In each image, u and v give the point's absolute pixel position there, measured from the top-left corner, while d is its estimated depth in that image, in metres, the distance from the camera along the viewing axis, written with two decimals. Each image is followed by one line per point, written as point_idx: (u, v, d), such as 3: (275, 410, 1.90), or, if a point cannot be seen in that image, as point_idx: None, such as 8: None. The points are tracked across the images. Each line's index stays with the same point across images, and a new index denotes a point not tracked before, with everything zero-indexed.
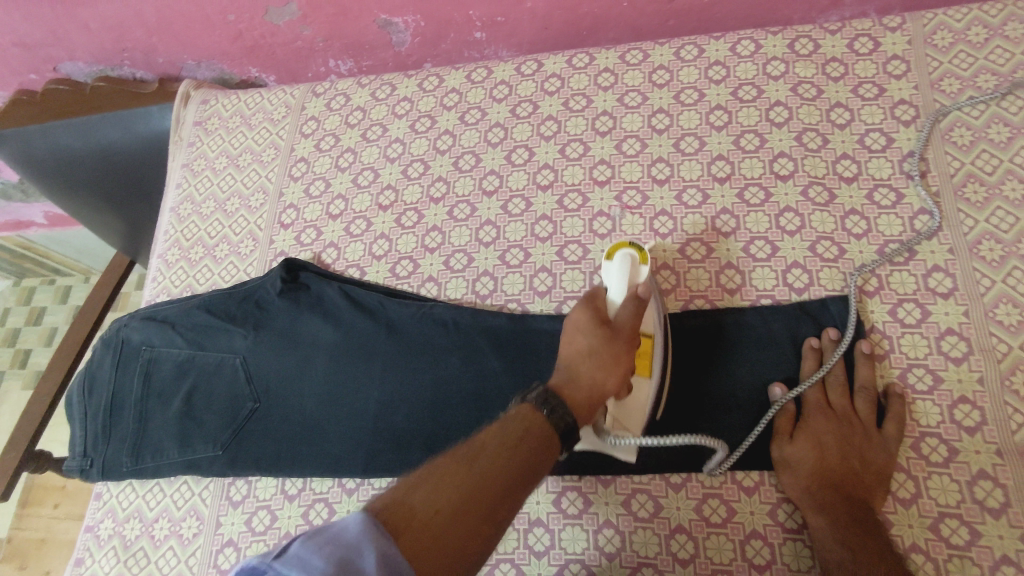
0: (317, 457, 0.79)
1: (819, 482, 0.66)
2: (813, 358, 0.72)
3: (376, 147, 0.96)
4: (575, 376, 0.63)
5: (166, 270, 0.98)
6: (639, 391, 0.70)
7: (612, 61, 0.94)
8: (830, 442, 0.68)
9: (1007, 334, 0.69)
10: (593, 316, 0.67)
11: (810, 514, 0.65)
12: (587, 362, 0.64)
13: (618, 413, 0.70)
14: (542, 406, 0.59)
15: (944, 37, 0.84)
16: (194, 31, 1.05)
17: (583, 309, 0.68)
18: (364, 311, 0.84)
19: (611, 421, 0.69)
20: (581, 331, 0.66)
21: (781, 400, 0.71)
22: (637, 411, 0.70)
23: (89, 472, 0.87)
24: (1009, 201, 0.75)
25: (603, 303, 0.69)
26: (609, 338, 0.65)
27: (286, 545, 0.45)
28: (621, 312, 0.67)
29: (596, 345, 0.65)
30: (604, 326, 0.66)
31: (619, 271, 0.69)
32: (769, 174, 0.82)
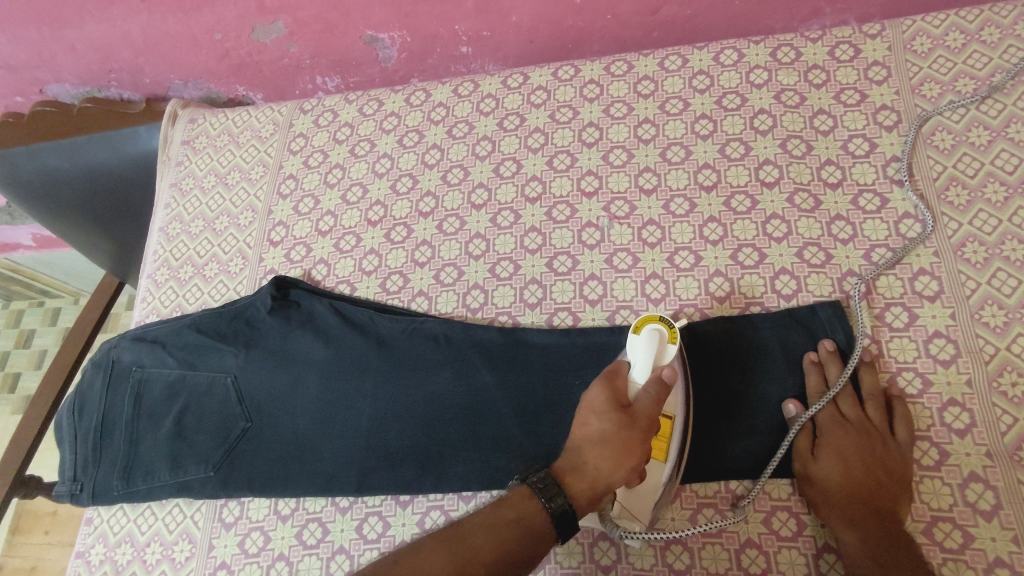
0: (309, 477, 0.79)
1: (846, 496, 0.65)
2: (816, 372, 0.72)
3: (364, 163, 0.96)
4: (579, 466, 0.62)
5: (155, 291, 0.97)
6: (651, 477, 0.68)
7: (597, 72, 0.94)
8: (852, 454, 0.67)
9: (994, 335, 0.70)
10: (609, 399, 0.65)
11: (839, 527, 0.64)
12: (595, 450, 0.62)
13: (627, 501, 0.69)
14: (538, 494, 0.60)
15: (923, 43, 0.85)
16: (181, 51, 1.06)
17: (601, 388, 0.66)
18: (355, 327, 0.84)
19: (618, 510, 0.69)
20: (595, 413, 0.64)
21: (800, 419, 0.69)
22: (647, 498, 0.68)
23: (78, 496, 0.86)
24: (991, 204, 0.76)
25: (622, 383, 0.66)
26: (623, 425, 0.63)
27: None
28: (641, 397, 0.65)
29: (608, 434, 0.63)
30: (619, 411, 0.64)
31: (646, 347, 0.67)
32: (755, 181, 0.83)
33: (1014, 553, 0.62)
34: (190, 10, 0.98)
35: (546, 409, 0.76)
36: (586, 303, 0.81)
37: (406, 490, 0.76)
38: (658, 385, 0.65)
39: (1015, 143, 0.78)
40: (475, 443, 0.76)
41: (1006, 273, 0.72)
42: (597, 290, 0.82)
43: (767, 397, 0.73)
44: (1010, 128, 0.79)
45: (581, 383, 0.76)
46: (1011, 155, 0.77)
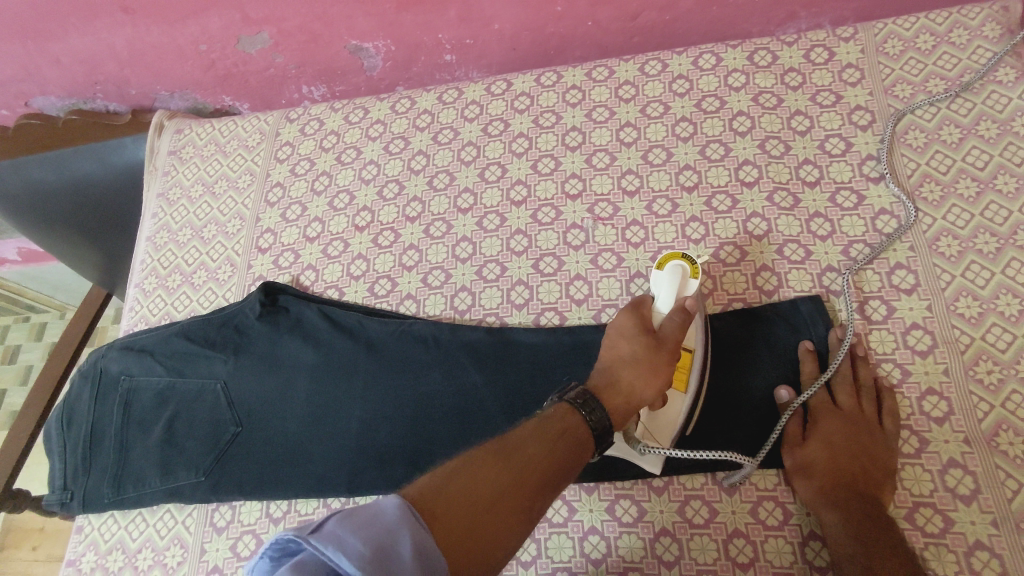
0: (300, 479, 0.79)
1: (831, 481, 0.66)
2: (811, 361, 0.73)
3: (351, 170, 0.98)
4: (613, 383, 0.63)
5: (143, 300, 0.98)
6: (672, 405, 0.70)
7: (579, 78, 0.96)
8: (840, 441, 0.68)
9: (969, 325, 0.72)
10: (637, 325, 0.67)
11: (823, 512, 0.65)
12: (627, 368, 0.64)
13: (649, 424, 0.71)
14: (579, 407, 0.60)
15: (895, 45, 0.88)
16: (167, 62, 1.06)
17: (629, 315, 0.68)
18: (344, 331, 0.85)
19: (641, 431, 0.71)
20: (625, 338, 0.66)
21: (792, 403, 0.71)
22: (669, 423, 0.71)
23: (68, 505, 0.86)
24: (964, 199, 0.78)
25: (647, 312, 0.69)
26: (653, 346, 0.65)
27: (321, 521, 0.47)
28: (666, 323, 0.67)
29: (639, 354, 0.64)
30: (647, 334, 0.66)
31: (669, 282, 0.68)
32: (735, 181, 0.85)
33: (993, 536, 0.63)
34: (175, 21, 0.99)
35: (535, 406, 0.77)
36: (572, 303, 0.82)
37: (397, 491, 0.76)
38: (682, 314, 0.67)
39: (985, 139, 0.80)
40: (465, 442, 0.77)
41: (979, 265, 0.74)
42: (583, 290, 0.83)
43: (752, 391, 0.74)
44: (980, 125, 0.81)
45: (568, 382, 0.77)
46: (982, 152, 0.80)
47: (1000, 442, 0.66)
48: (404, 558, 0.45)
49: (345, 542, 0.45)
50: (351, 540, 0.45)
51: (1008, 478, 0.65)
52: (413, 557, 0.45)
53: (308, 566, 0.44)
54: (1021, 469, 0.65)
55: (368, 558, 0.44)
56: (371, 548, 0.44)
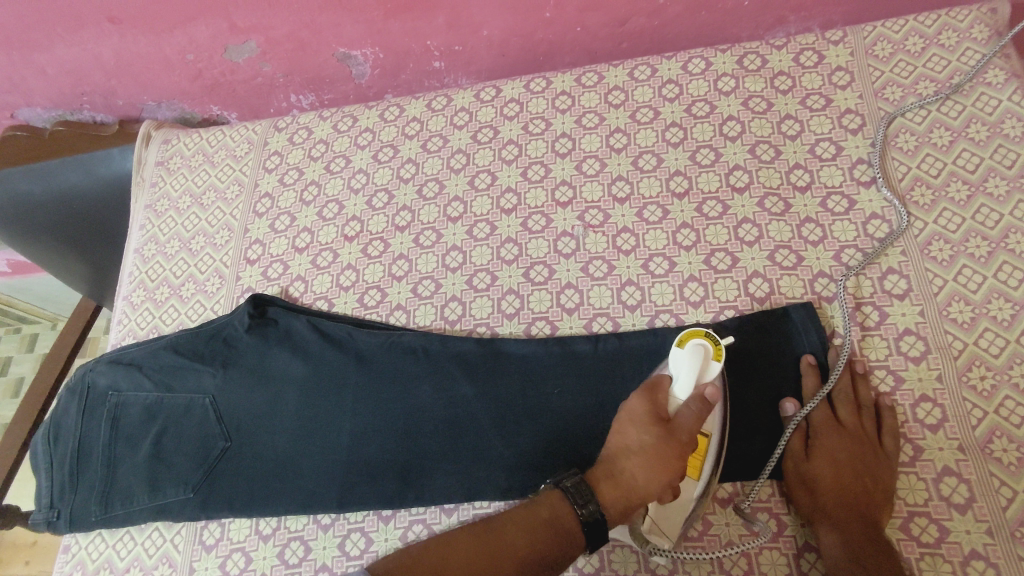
0: (290, 494, 0.78)
1: (835, 501, 0.66)
2: (814, 375, 0.72)
3: (340, 179, 0.97)
4: (616, 476, 0.63)
5: (131, 313, 0.97)
6: (684, 493, 0.68)
7: (568, 84, 0.95)
8: (844, 460, 0.68)
9: (962, 330, 0.71)
10: (648, 411, 0.65)
11: (824, 531, 0.65)
12: (632, 461, 0.63)
13: (658, 516, 0.68)
14: (573, 500, 0.61)
15: (884, 48, 0.87)
16: (154, 72, 1.06)
17: (642, 399, 0.66)
18: (333, 343, 0.84)
19: (648, 525, 0.68)
20: (634, 424, 0.64)
21: (796, 417, 0.71)
22: (680, 512, 0.68)
23: (55, 523, 0.85)
24: (955, 202, 0.78)
25: (663, 397, 0.67)
26: (662, 438, 0.63)
27: None
28: (682, 412, 0.64)
29: (646, 446, 0.63)
30: (658, 423, 0.64)
31: (689, 363, 0.66)
32: (726, 187, 0.84)
33: (989, 545, 0.63)
34: (160, 31, 0.99)
35: (526, 418, 0.76)
36: (563, 312, 0.82)
37: (388, 505, 0.76)
38: (700, 402, 0.65)
39: (976, 142, 0.80)
40: (456, 455, 0.76)
41: (971, 269, 0.74)
42: (574, 299, 0.82)
43: (746, 402, 0.73)
44: (970, 128, 0.81)
45: (559, 392, 0.76)
46: (972, 154, 0.79)
47: (994, 450, 0.66)
48: None
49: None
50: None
51: (1003, 486, 0.64)
52: None
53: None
54: (1015, 477, 0.65)
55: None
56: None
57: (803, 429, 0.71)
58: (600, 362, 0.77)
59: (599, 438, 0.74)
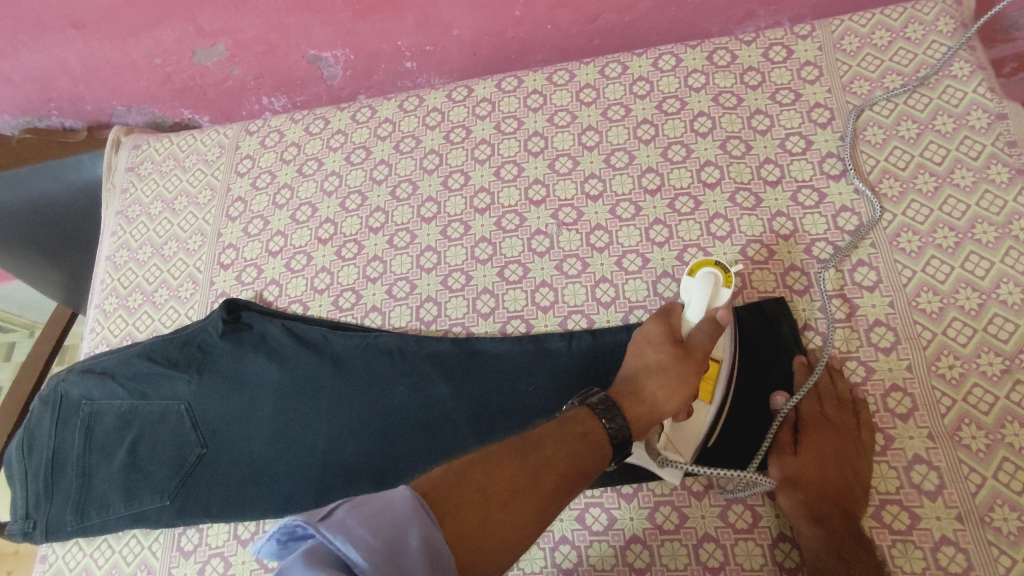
0: (268, 498, 0.78)
1: (817, 494, 0.65)
2: (801, 372, 0.73)
3: (313, 181, 0.96)
4: (639, 392, 0.64)
5: (104, 320, 0.96)
6: (697, 416, 0.70)
7: (539, 82, 0.96)
8: (830, 453, 0.67)
9: (930, 320, 0.72)
10: (664, 333, 0.67)
11: (805, 524, 0.65)
12: (652, 378, 0.64)
13: (673, 434, 0.71)
14: (601, 414, 0.61)
15: (852, 42, 0.88)
16: (121, 77, 1.05)
17: (657, 323, 0.68)
18: (309, 347, 0.84)
19: (664, 442, 0.71)
20: (651, 345, 0.67)
21: (784, 408, 0.71)
22: (693, 435, 0.71)
23: (31, 534, 0.84)
24: (922, 193, 0.78)
25: (677, 321, 0.68)
26: (680, 357, 0.65)
27: (328, 510, 0.46)
28: (695, 334, 0.66)
29: (664, 363, 0.65)
30: (675, 344, 0.66)
31: (700, 289, 0.68)
32: (697, 183, 0.85)
33: (959, 531, 0.64)
34: (127, 36, 0.98)
35: (501, 416, 0.76)
36: (538, 310, 0.82)
37: None
38: (713, 324, 0.66)
39: (943, 134, 0.81)
40: (432, 455, 0.76)
41: (939, 260, 0.75)
42: (549, 297, 0.82)
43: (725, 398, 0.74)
44: (937, 120, 0.81)
45: (535, 391, 0.77)
46: (939, 146, 0.80)
47: (964, 437, 0.67)
48: (414, 551, 0.45)
49: (355, 532, 0.44)
50: (361, 530, 0.44)
51: (972, 473, 0.65)
52: (423, 550, 0.45)
53: (314, 552, 0.43)
54: (984, 463, 0.65)
55: (380, 549, 0.44)
56: (383, 543, 0.44)
57: (791, 421, 0.72)
58: (575, 359, 0.77)
59: None
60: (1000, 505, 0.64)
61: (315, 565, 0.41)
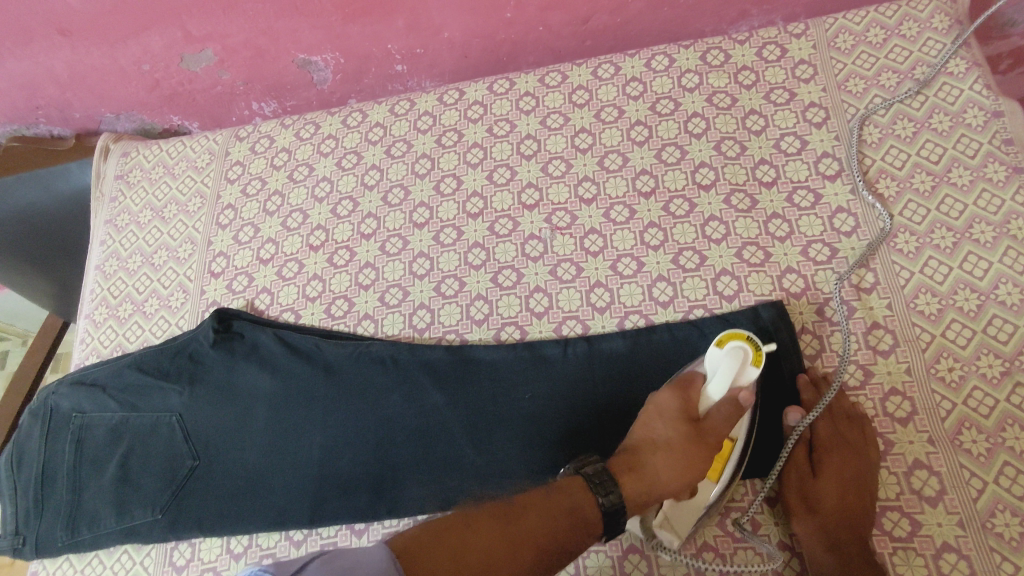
0: (261, 511, 0.77)
1: (831, 518, 0.64)
2: (810, 390, 0.70)
3: (304, 188, 0.95)
4: (638, 467, 0.62)
5: (94, 331, 0.95)
6: (700, 493, 0.66)
7: (531, 84, 0.94)
8: (842, 475, 0.66)
9: (929, 322, 0.71)
10: (680, 408, 0.64)
11: (819, 548, 0.64)
12: (659, 456, 0.62)
13: (671, 512, 0.66)
14: (594, 486, 0.59)
15: (846, 40, 0.87)
16: (108, 84, 1.03)
17: (673, 393, 0.65)
18: (301, 356, 0.82)
19: (660, 519, 0.66)
20: (663, 420, 0.64)
21: (799, 426, 0.68)
22: (693, 512, 0.66)
23: (21, 550, 0.83)
24: (919, 193, 0.78)
25: (694, 395, 0.64)
26: (692, 438, 0.63)
27: (303, 564, 0.50)
28: (713, 412, 0.63)
29: (674, 442, 0.62)
30: (688, 423, 0.63)
31: (726, 366, 0.62)
32: (692, 184, 0.84)
33: (960, 537, 0.63)
34: (114, 43, 0.96)
35: (497, 425, 0.75)
36: (532, 316, 0.81)
37: (361, 518, 0.75)
38: (732, 406, 0.63)
39: (939, 132, 0.80)
40: (427, 464, 0.75)
41: (937, 260, 0.74)
42: (543, 302, 0.81)
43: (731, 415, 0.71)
44: (933, 119, 0.81)
45: (530, 398, 0.76)
46: (935, 145, 0.79)
47: (964, 441, 0.66)
48: None
49: None
50: None
51: (973, 478, 0.64)
52: None
53: None
54: (985, 468, 0.64)
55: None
56: None
57: (806, 439, 0.70)
58: (570, 366, 0.76)
59: (570, 443, 0.73)
60: (1001, 511, 0.63)
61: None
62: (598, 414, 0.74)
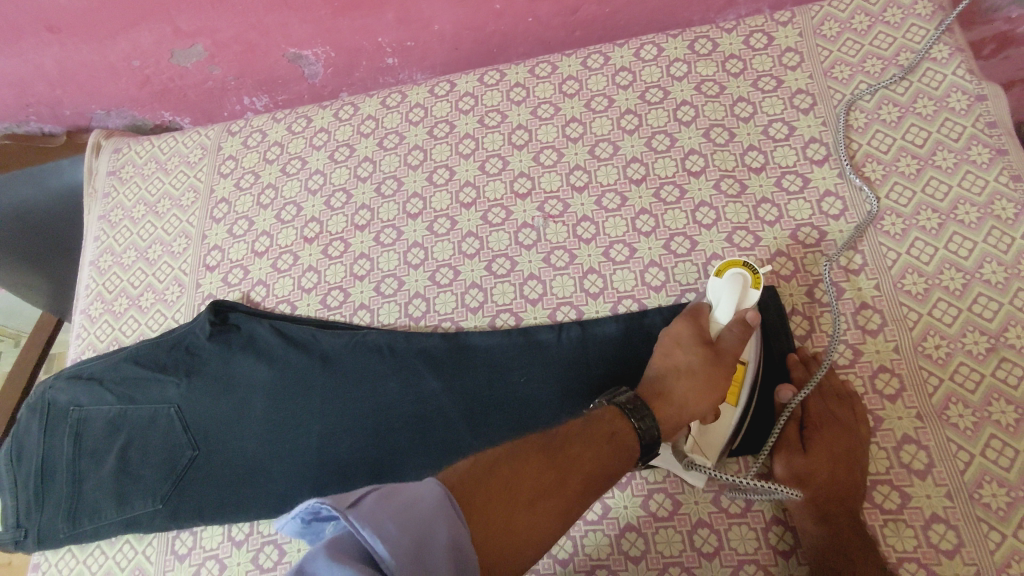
0: (261, 499, 0.78)
1: (824, 494, 0.65)
2: (802, 368, 0.71)
3: (297, 181, 0.96)
4: (667, 393, 0.64)
5: (90, 326, 0.95)
6: (722, 419, 0.69)
7: (522, 75, 0.95)
8: (835, 450, 0.66)
9: (916, 302, 0.73)
10: (694, 335, 0.67)
11: (811, 522, 0.65)
12: (683, 379, 0.64)
13: (700, 437, 0.70)
14: (629, 413, 0.61)
15: (831, 27, 0.88)
16: (99, 80, 1.04)
17: (686, 324, 0.68)
18: (297, 346, 0.83)
19: (691, 444, 0.70)
20: (681, 346, 0.66)
21: (791, 404, 0.69)
22: (718, 437, 0.69)
23: (23, 542, 0.83)
24: (905, 176, 0.79)
25: (705, 322, 0.68)
26: (711, 360, 0.65)
27: (359, 498, 0.48)
28: (725, 335, 0.66)
29: (696, 364, 0.64)
30: (705, 346, 0.66)
31: (728, 290, 0.67)
32: (683, 171, 0.85)
33: (949, 508, 0.64)
34: (104, 38, 0.97)
35: (493, 410, 0.76)
36: (527, 304, 0.82)
37: None
38: (742, 326, 0.67)
39: (923, 117, 0.81)
40: (425, 450, 0.76)
41: (923, 241, 0.75)
42: (537, 289, 0.82)
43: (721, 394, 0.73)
44: (917, 103, 0.82)
45: (525, 383, 0.77)
46: (920, 129, 0.81)
47: (951, 415, 0.67)
48: (440, 546, 0.46)
49: (381, 524, 0.46)
50: (387, 523, 0.46)
51: (960, 451, 0.66)
52: (449, 547, 0.47)
53: (342, 541, 0.46)
54: (972, 441, 0.66)
55: (404, 545, 0.45)
56: (410, 539, 0.46)
57: (797, 417, 0.70)
58: (565, 351, 0.77)
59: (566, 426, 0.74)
60: (988, 482, 0.64)
61: (340, 560, 0.43)
62: (593, 397, 0.75)
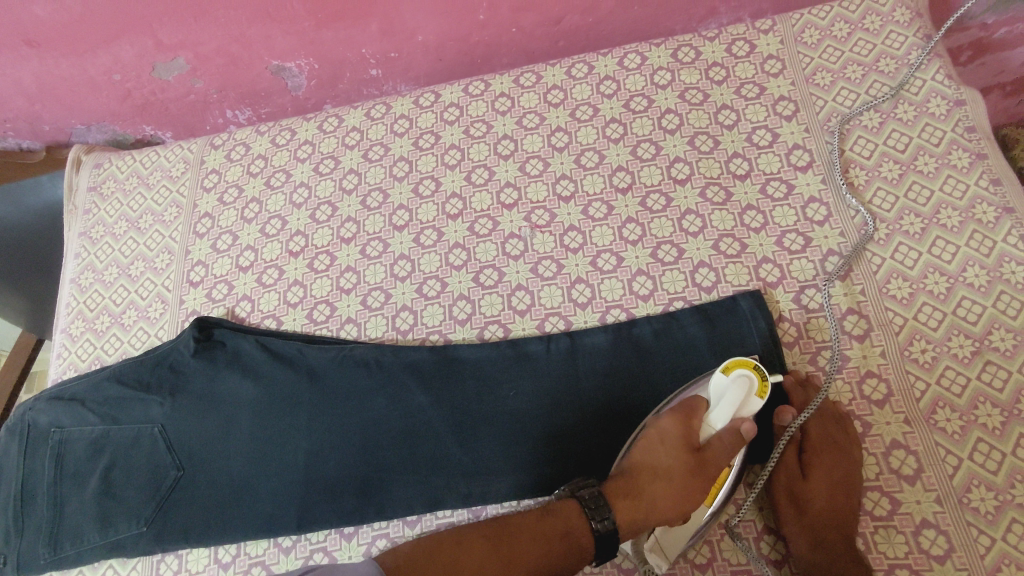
0: (248, 518, 0.77)
1: (820, 520, 0.65)
2: (800, 394, 0.71)
3: (281, 194, 0.95)
4: (638, 496, 0.65)
5: (71, 345, 0.93)
6: (693, 517, 0.67)
7: (506, 85, 0.95)
8: (833, 476, 0.67)
9: (901, 306, 0.73)
10: (682, 437, 0.65)
11: (805, 547, 0.65)
12: (658, 485, 0.66)
13: (663, 538, 0.67)
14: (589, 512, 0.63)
15: (812, 35, 0.89)
16: (78, 95, 1.02)
17: (676, 421, 0.66)
18: (283, 362, 0.82)
19: (651, 543, 0.67)
20: (665, 447, 0.66)
21: (790, 428, 0.69)
22: (682, 534, 0.67)
23: (3, 569, 0.82)
24: (888, 181, 0.80)
25: (697, 423, 0.66)
26: (692, 467, 0.65)
27: None
28: (713, 442, 0.66)
29: (674, 472, 0.66)
30: (690, 453, 0.66)
31: (732, 400, 0.64)
32: (668, 179, 0.85)
33: (938, 513, 0.64)
34: (83, 52, 0.95)
35: (483, 423, 0.75)
36: (515, 314, 0.81)
37: (349, 522, 0.75)
38: (734, 437, 0.66)
39: (905, 122, 0.82)
40: (415, 465, 0.75)
41: (907, 246, 0.76)
42: (525, 300, 0.82)
43: None
44: (898, 109, 0.83)
45: (515, 395, 0.76)
46: (902, 134, 0.81)
47: (938, 419, 0.68)
48: None
49: None
50: None
51: (948, 455, 0.66)
52: None
53: None
54: (959, 445, 0.66)
55: None
56: None
57: (796, 441, 0.71)
58: (555, 363, 0.77)
59: (556, 439, 0.74)
60: (976, 486, 0.64)
61: None
62: (583, 409, 0.74)
